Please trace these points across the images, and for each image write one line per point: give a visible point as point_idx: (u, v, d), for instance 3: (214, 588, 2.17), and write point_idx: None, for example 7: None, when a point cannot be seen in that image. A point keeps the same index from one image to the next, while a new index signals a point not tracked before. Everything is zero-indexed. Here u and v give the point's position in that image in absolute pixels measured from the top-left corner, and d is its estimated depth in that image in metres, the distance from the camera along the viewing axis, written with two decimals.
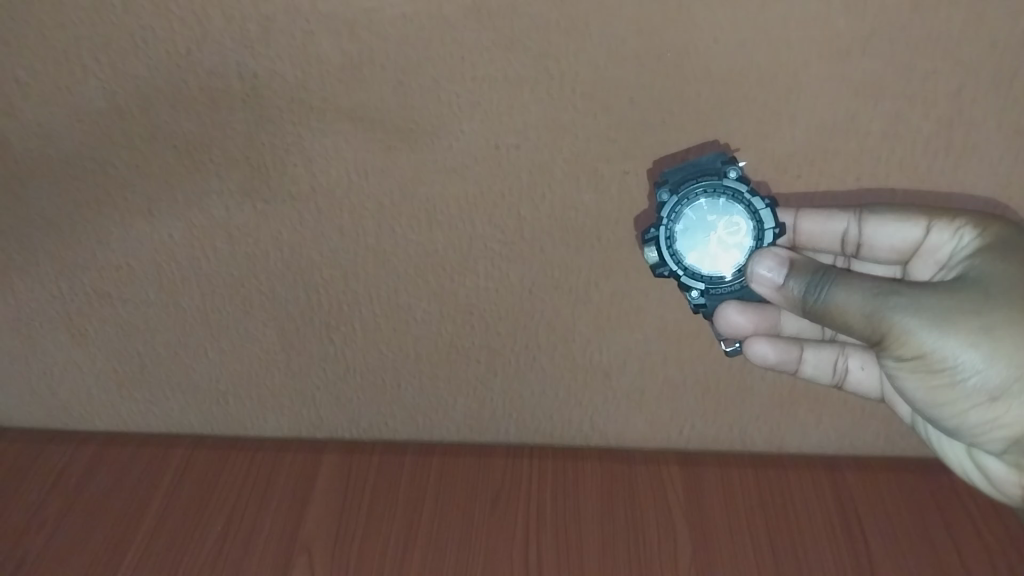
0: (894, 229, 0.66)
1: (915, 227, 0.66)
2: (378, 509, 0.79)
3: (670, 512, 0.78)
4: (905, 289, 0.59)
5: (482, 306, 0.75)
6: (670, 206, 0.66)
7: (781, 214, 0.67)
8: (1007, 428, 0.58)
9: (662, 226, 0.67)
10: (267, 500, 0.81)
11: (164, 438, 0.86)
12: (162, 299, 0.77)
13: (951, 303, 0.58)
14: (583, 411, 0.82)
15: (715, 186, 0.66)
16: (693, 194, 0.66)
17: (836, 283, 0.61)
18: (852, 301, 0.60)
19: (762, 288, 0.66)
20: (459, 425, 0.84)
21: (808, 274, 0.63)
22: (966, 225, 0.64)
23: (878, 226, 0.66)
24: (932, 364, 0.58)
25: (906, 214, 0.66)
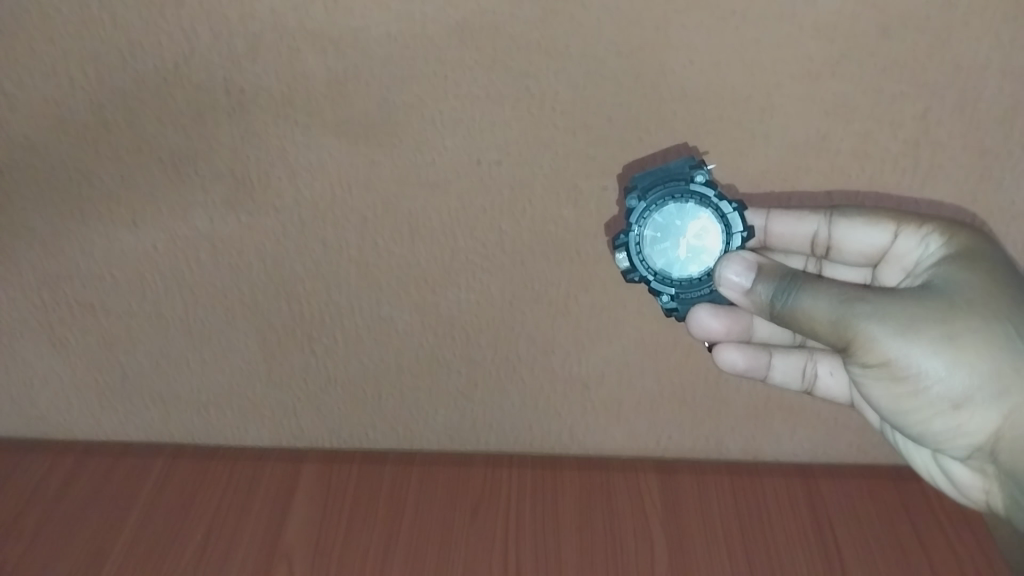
0: (863, 232, 0.68)
1: (882, 231, 0.68)
2: (358, 518, 0.80)
3: (647, 519, 0.79)
4: (870, 295, 0.61)
5: (464, 317, 0.76)
6: (639, 212, 0.67)
7: (752, 216, 0.69)
8: (969, 435, 0.60)
9: (632, 232, 0.68)
10: (248, 509, 0.81)
11: (145, 447, 0.86)
12: (145, 309, 0.77)
13: (917, 311, 0.60)
14: (562, 422, 0.83)
15: (683, 191, 0.67)
16: (661, 199, 0.67)
17: (804, 290, 0.63)
18: (820, 308, 0.61)
19: (730, 292, 0.67)
20: (440, 435, 0.85)
21: (776, 280, 0.64)
22: (933, 232, 0.66)
23: (848, 229, 0.68)
24: (896, 372, 0.60)
25: (874, 219, 0.67)
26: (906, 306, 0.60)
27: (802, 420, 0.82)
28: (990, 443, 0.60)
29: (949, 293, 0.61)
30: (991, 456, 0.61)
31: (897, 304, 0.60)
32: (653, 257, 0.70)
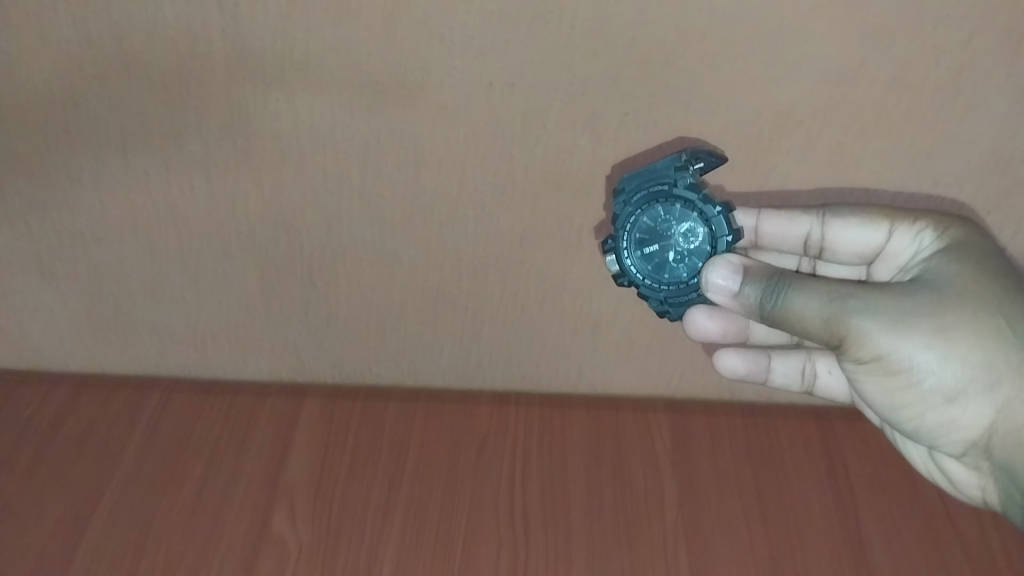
0: (856, 233, 0.66)
1: (874, 232, 0.65)
2: (360, 453, 0.78)
3: (656, 460, 0.77)
4: (860, 291, 0.58)
5: (471, 251, 0.73)
6: (625, 215, 0.65)
7: (742, 217, 0.67)
8: (962, 429, 0.58)
9: (619, 236, 0.66)
10: (247, 443, 0.79)
11: (140, 379, 0.84)
12: (137, 239, 0.74)
13: (905, 304, 0.57)
14: (571, 361, 0.80)
15: (669, 193, 0.64)
16: (647, 202, 0.64)
17: (793, 289, 0.59)
18: (811, 307, 0.58)
19: (717, 296, 0.64)
20: (445, 371, 0.82)
21: (764, 280, 0.61)
22: (926, 226, 0.63)
23: (840, 229, 0.66)
24: (890, 367, 0.57)
25: (868, 218, 0.65)
26: (895, 296, 0.58)
27: None
28: (985, 436, 0.58)
29: (939, 286, 0.59)
30: (985, 450, 0.59)
31: (885, 295, 0.58)
32: (644, 262, 0.67)
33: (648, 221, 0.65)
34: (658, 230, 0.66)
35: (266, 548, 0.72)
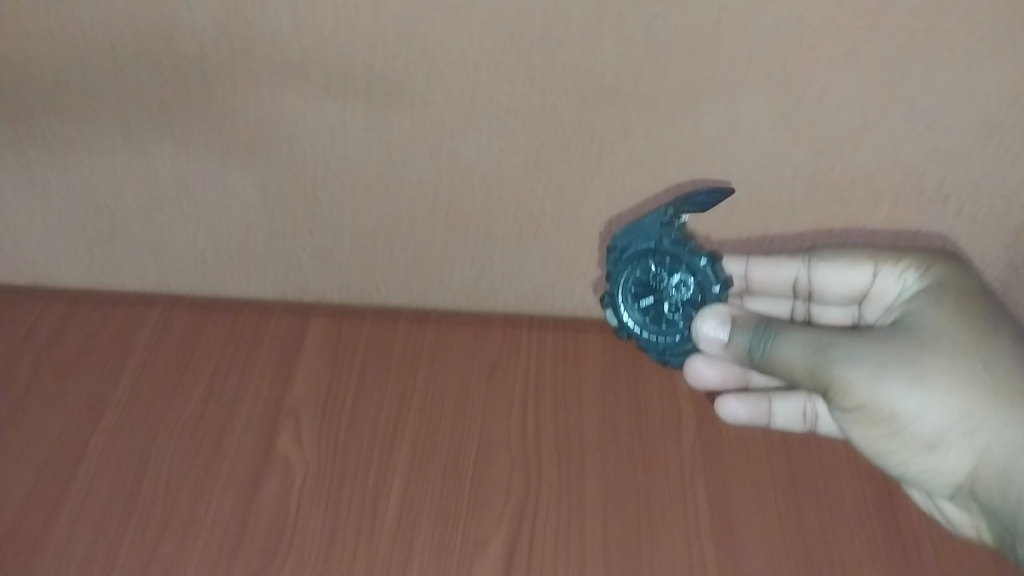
0: (844, 275, 0.68)
1: (860, 275, 0.67)
2: (368, 374, 0.76)
3: (674, 386, 0.75)
4: (842, 339, 0.62)
5: (484, 166, 0.69)
6: (618, 269, 0.69)
7: (731, 264, 0.70)
8: (948, 474, 0.59)
9: (615, 292, 0.70)
10: (251, 363, 0.77)
11: (140, 297, 0.82)
12: (131, 148, 0.70)
13: (885, 348, 0.60)
14: (587, 284, 0.77)
15: (659, 248, 0.68)
16: (638, 257, 0.68)
17: (779, 336, 0.64)
18: (795, 355, 0.63)
19: (708, 345, 0.68)
20: (456, 293, 0.79)
21: (753, 328, 0.66)
22: (909, 267, 0.66)
23: (826, 270, 0.68)
24: (872, 416, 0.59)
25: (853, 260, 0.67)
26: (877, 339, 0.61)
27: None
28: (970, 480, 0.59)
29: (918, 330, 0.62)
30: (973, 495, 0.59)
31: (866, 341, 0.61)
32: (641, 317, 0.71)
33: (640, 278, 0.69)
34: (651, 288, 0.69)
35: (271, 469, 0.70)
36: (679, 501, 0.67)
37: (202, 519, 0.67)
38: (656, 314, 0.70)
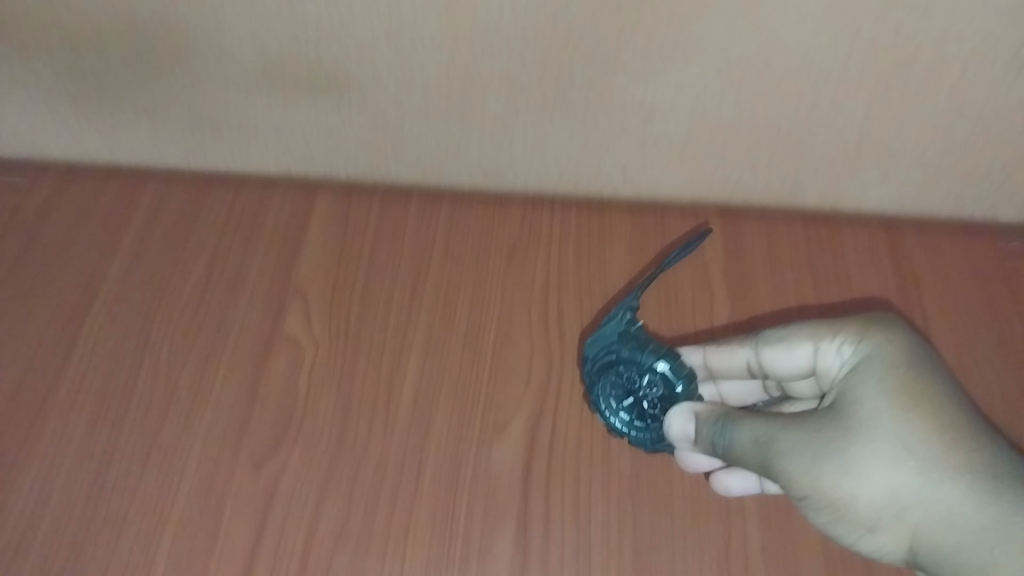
0: (789, 356, 0.56)
1: (798, 360, 0.56)
2: (380, 253, 0.72)
3: (707, 268, 0.72)
4: (794, 428, 0.49)
5: (507, 26, 0.62)
6: (592, 368, 0.63)
7: (690, 355, 0.63)
8: (887, 556, 0.47)
9: (593, 389, 0.63)
10: (254, 240, 0.72)
11: (133, 171, 0.76)
12: (113, 2, 0.63)
13: (820, 439, 0.48)
14: (614, 161, 0.71)
15: (629, 336, 0.64)
16: (609, 353, 0.63)
17: (736, 424, 0.52)
18: (750, 458, 0.51)
19: (681, 445, 0.58)
20: (472, 169, 0.73)
21: (713, 419, 0.55)
22: (847, 333, 0.53)
23: (769, 354, 0.57)
24: (807, 506, 0.48)
25: (795, 338, 0.56)
26: (821, 435, 0.48)
27: (898, 166, 0.70)
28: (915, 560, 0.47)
29: (857, 397, 0.48)
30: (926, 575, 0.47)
31: (801, 429, 0.49)
32: (631, 426, 0.61)
33: (615, 383, 0.62)
34: (626, 385, 0.62)
35: (278, 346, 0.66)
36: None
37: (207, 397, 0.64)
38: (644, 414, 0.61)
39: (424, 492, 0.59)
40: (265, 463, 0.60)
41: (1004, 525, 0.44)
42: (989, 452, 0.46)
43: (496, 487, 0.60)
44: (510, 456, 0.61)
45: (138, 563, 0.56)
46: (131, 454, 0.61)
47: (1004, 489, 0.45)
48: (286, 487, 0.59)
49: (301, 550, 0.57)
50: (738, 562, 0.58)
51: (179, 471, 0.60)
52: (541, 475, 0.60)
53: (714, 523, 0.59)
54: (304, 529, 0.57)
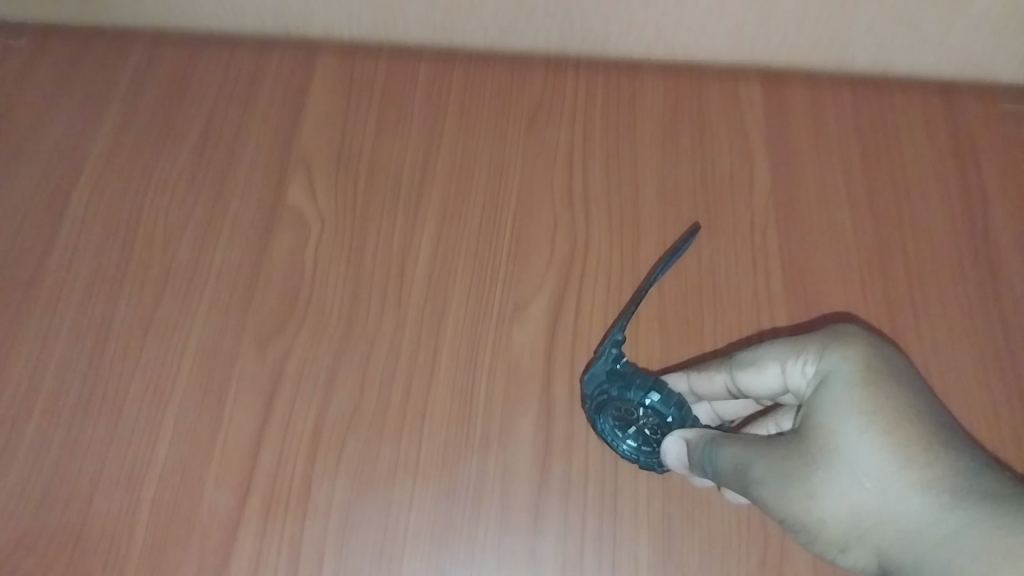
0: (761, 379, 0.46)
1: (769, 381, 0.46)
2: (389, 120, 0.66)
3: (746, 138, 0.66)
4: (762, 451, 0.42)
5: None
6: (594, 406, 0.53)
7: (673, 381, 0.52)
8: None
9: (599, 422, 0.53)
10: (251, 107, 0.66)
11: (114, 31, 0.69)
12: None
13: (780, 464, 0.40)
14: (646, 17, 0.64)
15: (629, 374, 0.52)
16: (607, 390, 0.52)
17: (709, 443, 0.45)
18: (727, 483, 0.43)
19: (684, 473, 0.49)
20: (488, 28, 0.66)
21: (698, 439, 0.47)
22: (810, 350, 0.43)
23: (744, 378, 0.47)
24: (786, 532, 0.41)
25: (762, 355, 0.46)
26: (782, 463, 0.40)
27: (963, 22, 0.63)
28: None
29: (815, 417, 0.40)
30: None
31: (764, 455, 0.41)
32: (641, 447, 0.52)
33: (616, 419, 0.52)
34: (626, 414, 0.52)
35: (281, 220, 0.61)
36: (745, 268, 0.61)
37: (207, 274, 0.59)
38: (651, 438, 0.52)
39: (441, 372, 0.56)
40: (270, 343, 0.56)
41: (965, 533, 0.35)
42: (959, 454, 0.38)
43: (518, 368, 0.56)
44: (533, 336, 0.57)
45: (140, 443, 0.52)
46: (128, 333, 0.57)
47: (972, 492, 0.36)
48: (294, 367, 0.55)
49: (312, 431, 0.53)
50: None
51: (178, 352, 0.56)
52: (565, 357, 0.57)
53: None
54: (315, 411, 0.54)
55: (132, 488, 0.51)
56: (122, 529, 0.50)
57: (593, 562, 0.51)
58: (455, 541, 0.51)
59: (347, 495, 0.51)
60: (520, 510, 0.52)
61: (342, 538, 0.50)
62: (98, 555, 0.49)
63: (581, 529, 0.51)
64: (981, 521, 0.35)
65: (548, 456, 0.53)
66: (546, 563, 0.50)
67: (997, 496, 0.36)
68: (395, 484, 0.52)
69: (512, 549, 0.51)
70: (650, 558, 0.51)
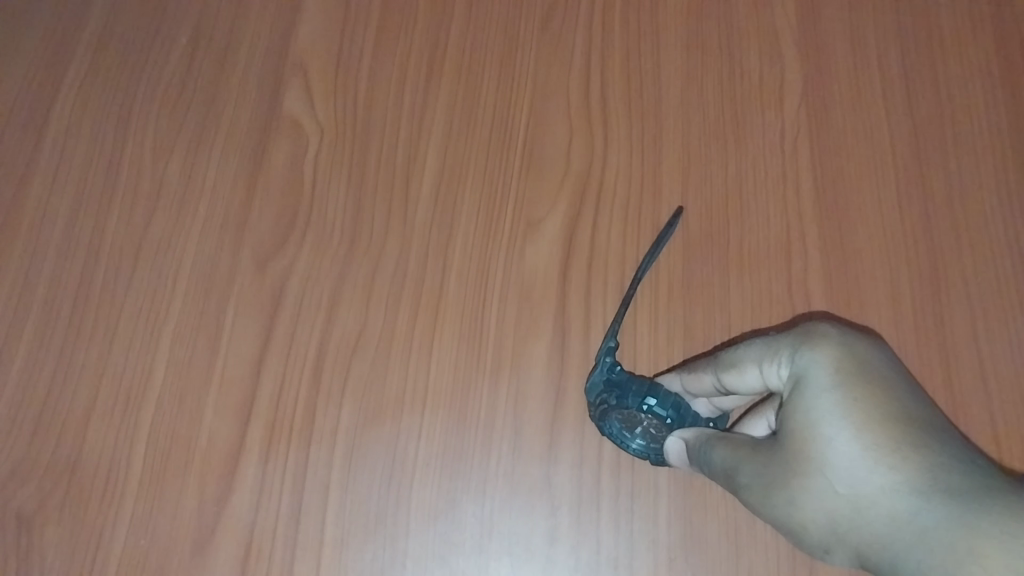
0: (744, 378, 0.41)
1: (750, 381, 0.40)
2: (391, 22, 0.61)
3: (777, 40, 0.61)
4: (745, 455, 0.38)
5: None
6: (597, 414, 0.48)
7: (665, 381, 0.48)
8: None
9: (605, 426, 0.48)
10: (243, 7, 0.61)
11: None
12: None
13: (762, 469, 0.36)
14: None
15: (623, 382, 0.47)
16: (605, 398, 0.47)
17: (701, 443, 0.41)
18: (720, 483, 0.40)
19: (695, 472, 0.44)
20: None
21: (689, 442, 0.42)
22: (784, 345, 0.38)
23: (729, 378, 0.42)
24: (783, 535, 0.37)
25: (740, 353, 0.41)
26: (762, 470, 0.36)
27: None
28: None
29: (791, 418, 0.36)
30: None
31: (746, 461, 0.37)
32: (652, 445, 0.47)
33: (621, 421, 0.47)
34: (630, 417, 0.47)
35: (278, 131, 0.57)
36: (775, 181, 0.57)
37: (199, 190, 0.55)
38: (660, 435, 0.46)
39: (450, 294, 0.53)
40: (270, 263, 0.53)
41: (934, 532, 0.30)
42: (938, 448, 0.32)
43: (531, 289, 0.53)
44: (547, 256, 0.54)
45: (136, 368, 0.50)
46: (118, 253, 0.53)
47: (944, 489, 0.31)
48: (294, 288, 0.52)
49: (316, 354, 0.51)
50: None
51: (173, 272, 0.53)
52: (581, 277, 0.53)
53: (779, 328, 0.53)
54: (318, 334, 0.51)
55: (129, 415, 0.49)
56: (119, 458, 0.48)
57: (612, 488, 0.48)
58: (466, 468, 0.48)
59: (353, 421, 0.49)
60: (534, 437, 0.49)
61: (349, 466, 0.48)
62: (96, 483, 0.47)
63: (598, 457, 0.49)
64: (949, 519, 0.30)
65: (563, 380, 0.50)
66: (562, 491, 0.48)
67: (977, 490, 0.31)
68: (403, 410, 0.49)
69: (527, 476, 0.48)
70: (671, 486, 0.48)
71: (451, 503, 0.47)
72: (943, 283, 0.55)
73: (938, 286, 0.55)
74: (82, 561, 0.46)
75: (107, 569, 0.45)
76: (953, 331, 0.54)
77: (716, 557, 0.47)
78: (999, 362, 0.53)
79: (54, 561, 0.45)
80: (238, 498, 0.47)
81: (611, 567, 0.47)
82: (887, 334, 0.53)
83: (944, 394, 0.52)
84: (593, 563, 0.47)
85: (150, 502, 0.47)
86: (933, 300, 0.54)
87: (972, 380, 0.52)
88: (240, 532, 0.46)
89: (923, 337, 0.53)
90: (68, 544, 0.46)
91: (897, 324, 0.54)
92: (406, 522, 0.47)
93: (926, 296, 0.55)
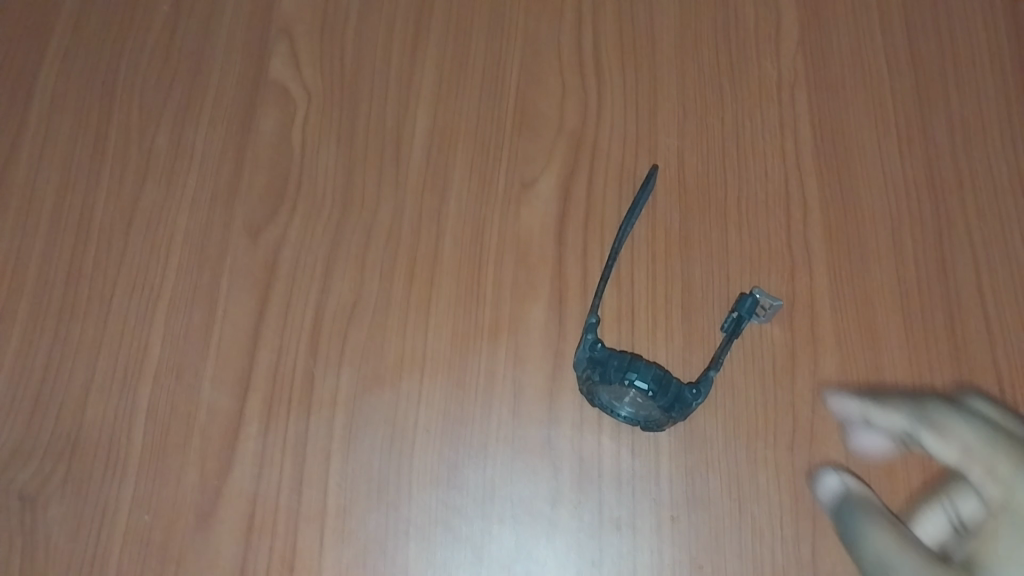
0: (948, 451, 0.45)
1: (945, 453, 0.45)
2: None
3: None
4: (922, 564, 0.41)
5: None
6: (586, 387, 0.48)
7: (838, 403, 0.49)
8: None
9: (595, 398, 0.48)
10: None
11: None
12: None
13: None
14: None
15: (607, 357, 0.47)
16: (591, 373, 0.47)
17: (867, 520, 0.44)
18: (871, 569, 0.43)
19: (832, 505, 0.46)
20: None
21: (854, 504, 0.45)
22: None
23: (939, 439, 0.45)
24: None
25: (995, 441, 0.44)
26: None
27: None
28: None
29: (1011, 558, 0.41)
30: None
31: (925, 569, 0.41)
32: (639, 412, 0.47)
33: (609, 393, 0.47)
34: (616, 389, 0.47)
35: (265, 96, 0.56)
36: (773, 129, 0.56)
37: (188, 161, 0.55)
38: (646, 401, 0.47)
39: (445, 258, 0.52)
40: (262, 233, 0.53)
41: None
42: None
43: (527, 250, 0.52)
44: (543, 216, 0.53)
45: (132, 343, 0.50)
46: (109, 227, 0.53)
47: None
48: (288, 257, 0.52)
49: (312, 323, 0.50)
50: (804, 322, 0.51)
51: (166, 245, 0.52)
52: (577, 236, 0.53)
53: (779, 279, 0.52)
54: (314, 302, 0.51)
55: (127, 391, 0.49)
56: (119, 434, 0.48)
57: (613, 447, 0.48)
58: (467, 432, 0.48)
59: (352, 389, 0.49)
60: (534, 399, 0.49)
61: (350, 434, 0.48)
62: (98, 461, 0.47)
63: (598, 417, 0.49)
64: None
65: (561, 341, 0.50)
66: (564, 451, 0.48)
67: None
68: (402, 376, 0.49)
69: (528, 438, 0.48)
70: (672, 442, 0.48)
71: (453, 469, 0.47)
72: (946, 228, 0.54)
73: (941, 231, 0.54)
74: (87, 537, 0.46)
75: (112, 544, 0.46)
76: (957, 277, 0.53)
77: (719, 513, 0.47)
78: (1003, 308, 0.52)
79: (59, 538, 0.46)
80: (239, 470, 0.47)
81: (615, 526, 0.47)
82: (889, 282, 0.53)
83: (949, 341, 0.51)
84: (596, 523, 0.47)
85: (153, 476, 0.47)
86: (935, 246, 0.54)
87: (976, 327, 0.52)
88: (244, 504, 0.46)
89: (927, 286, 0.53)
90: (72, 521, 0.46)
91: (899, 272, 0.53)
92: (409, 488, 0.47)
93: (929, 244, 0.54)
